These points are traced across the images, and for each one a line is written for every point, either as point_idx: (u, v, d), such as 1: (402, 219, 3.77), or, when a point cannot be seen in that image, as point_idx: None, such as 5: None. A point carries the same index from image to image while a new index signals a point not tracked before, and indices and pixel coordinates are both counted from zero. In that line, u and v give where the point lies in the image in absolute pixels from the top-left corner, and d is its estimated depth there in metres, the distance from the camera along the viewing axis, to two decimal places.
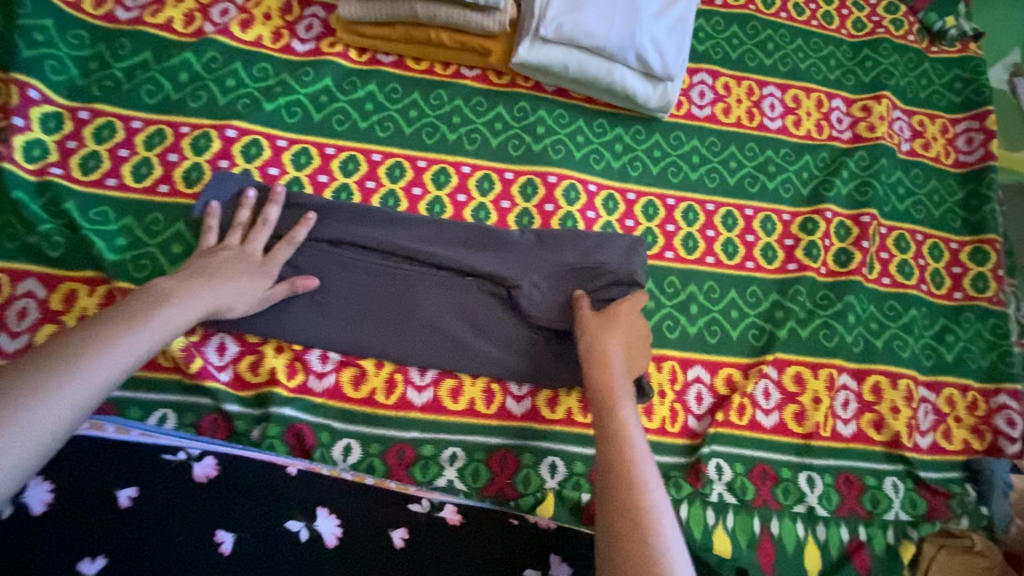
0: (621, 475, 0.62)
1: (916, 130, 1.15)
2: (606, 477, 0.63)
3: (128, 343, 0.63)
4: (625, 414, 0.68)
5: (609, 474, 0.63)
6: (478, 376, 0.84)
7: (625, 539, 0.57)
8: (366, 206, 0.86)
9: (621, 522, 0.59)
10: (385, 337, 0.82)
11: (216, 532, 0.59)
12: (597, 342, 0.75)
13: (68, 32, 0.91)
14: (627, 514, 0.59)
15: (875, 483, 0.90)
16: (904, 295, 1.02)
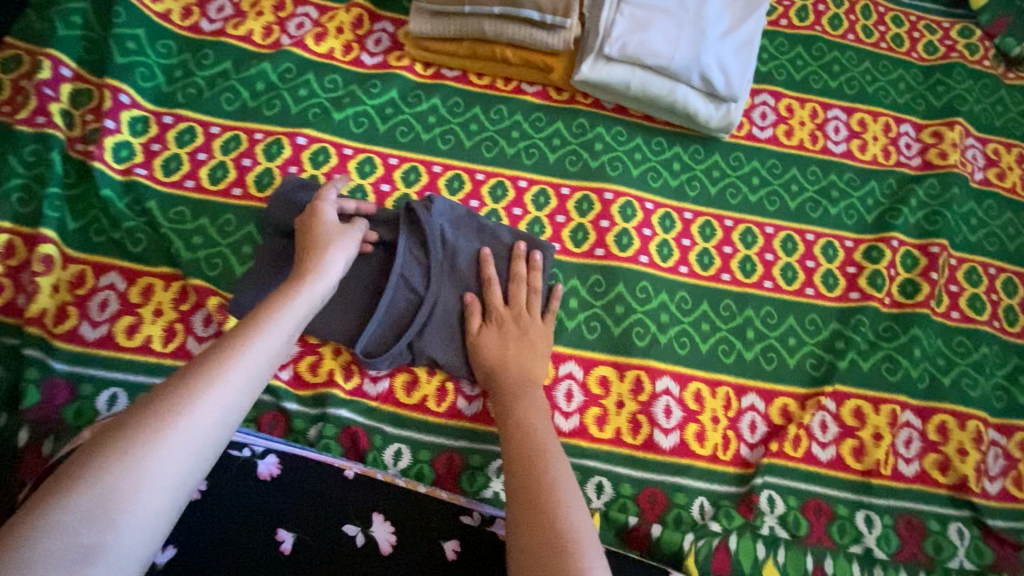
0: (522, 457, 0.65)
1: (991, 159, 1.10)
2: (517, 475, 0.63)
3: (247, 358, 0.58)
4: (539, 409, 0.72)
5: (518, 467, 0.64)
6: None
7: (530, 515, 0.59)
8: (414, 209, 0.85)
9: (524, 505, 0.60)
10: (432, 345, 0.81)
11: (277, 532, 0.61)
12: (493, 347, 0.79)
13: (157, 41, 0.96)
14: (529, 499, 0.60)
15: (938, 528, 0.85)
16: (974, 330, 0.97)
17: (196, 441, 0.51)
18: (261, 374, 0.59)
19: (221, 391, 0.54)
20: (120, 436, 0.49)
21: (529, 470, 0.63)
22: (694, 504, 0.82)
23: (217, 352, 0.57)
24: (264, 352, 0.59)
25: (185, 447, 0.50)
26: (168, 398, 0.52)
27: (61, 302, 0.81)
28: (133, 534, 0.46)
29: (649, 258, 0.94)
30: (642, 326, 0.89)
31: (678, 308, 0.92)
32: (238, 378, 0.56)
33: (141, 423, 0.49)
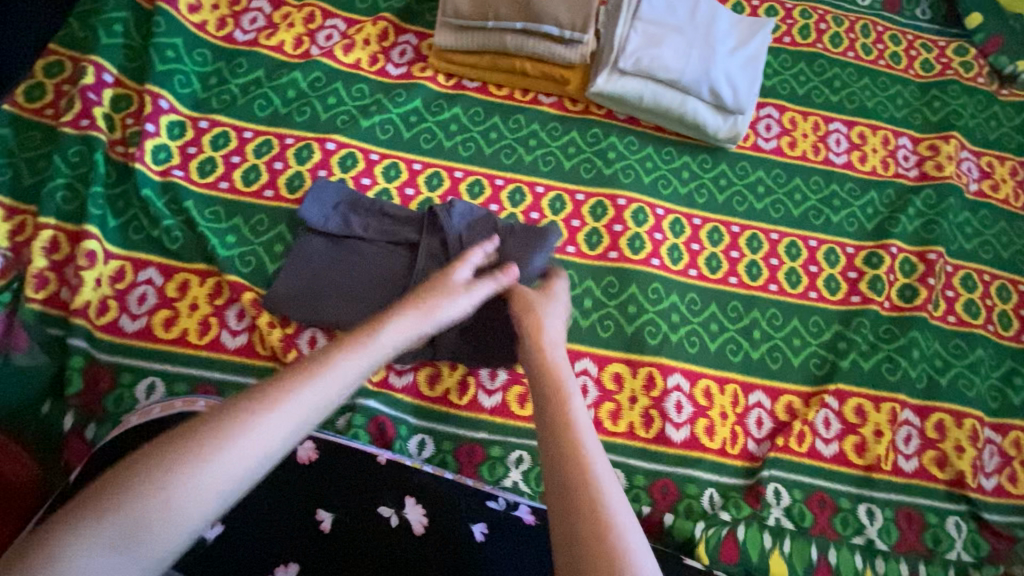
0: (573, 465, 0.56)
1: (984, 171, 1.16)
2: (569, 486, 0.55)
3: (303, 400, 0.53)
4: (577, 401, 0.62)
5: (572, 474, 0.56)
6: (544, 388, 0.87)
7: (579, 546, 0.52)
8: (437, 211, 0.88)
9: (583, 527, 0.53)
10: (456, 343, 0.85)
11: (317, 512, 0.65)
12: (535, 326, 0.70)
13: (194, 50, 1.01)
14: (590, 521, 0.53)
15: (936, 521, 0.89)
16: (970, 334, 1.01)
17: (225, 482, 0.49)
18: (328, 400, 0.55)
19: (287, 417, 0.52)
20: (181, 441, 0.49)
21: (585, 487, 0.55)
22: (704, 495, 0.85)
23: (279, 386, 0.53)
24: (325, 395, 0.55)
25: (238, 471, 0.49)
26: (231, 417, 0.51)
27: (103, 296, 0.85)
28: (171, 536, 0.47)
29: (661, 261, 0.99)
30: (654, 325, 0.94)
31: (688, 309, 0.96)
32: (308, 404, 0.54)
33: (211, 431, 0.49)
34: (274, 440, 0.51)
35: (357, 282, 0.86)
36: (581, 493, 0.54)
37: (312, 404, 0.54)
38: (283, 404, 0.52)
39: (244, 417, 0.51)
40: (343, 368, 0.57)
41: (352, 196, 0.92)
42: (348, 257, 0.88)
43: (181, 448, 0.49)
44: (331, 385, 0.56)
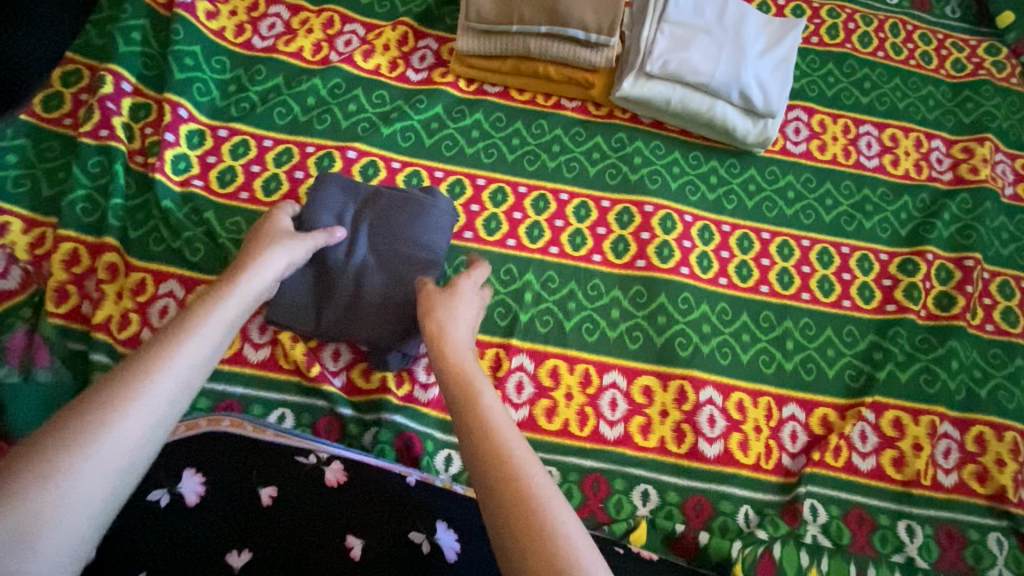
0: (483, 441, 0.57)
1: (1020, 174, 1.12)
2: (479, 464, 0.56)
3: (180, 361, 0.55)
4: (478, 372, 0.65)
5: (484, 452, 0.56)
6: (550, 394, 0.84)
7: (513, 528, 0.51)
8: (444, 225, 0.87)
9: (501, 507, 0.52)
10: None
11: (348, 538, 0.63)
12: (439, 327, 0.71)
13: (212, 58, 0.99)
14: (510, 495, 0.53)
15: (978, 538, 0.86)
16: (1009, 343, 0.98)
17: (133, 445, 0.48)
18: (202, 362, 0.57)
19: (158, 394, 0.52)
20: (45, 442, 0.45)
21: (496, 467, 0.55)
22: (739, 512, 0.83)
23: (149, 353, 0.54)
24: (196, 357, 0.57)
25: (136, 437, 0.49)
26: (92, 404, 0.48)
27: (125, 309, 0.84)
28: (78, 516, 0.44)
29: (690, 270, 0.96)
30: (684, 336, 0.91)
31: (718, 319, 0.94)
32: (178, 377, 0.54)
33: (79, 423, 0.47)
34: (161, 410, 0.51)
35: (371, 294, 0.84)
36: (491, 467, 0.55)
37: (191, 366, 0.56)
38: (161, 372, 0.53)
39: (126, 386, 0.51)
40: (201, 339, 0.58)
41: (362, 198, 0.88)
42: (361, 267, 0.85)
43: (38, 454, 0.44)
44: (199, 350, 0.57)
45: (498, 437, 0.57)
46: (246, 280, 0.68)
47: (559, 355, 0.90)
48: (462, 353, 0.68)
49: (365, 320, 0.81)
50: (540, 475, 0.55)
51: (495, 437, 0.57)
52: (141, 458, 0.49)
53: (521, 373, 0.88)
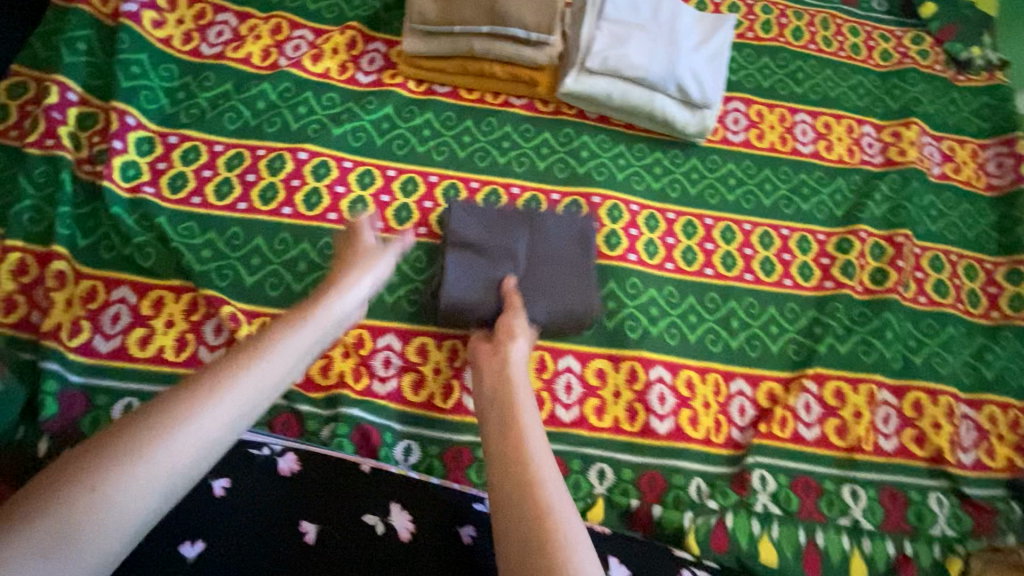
0: (514, 455, 0.63)
1: (946, 155, 1.19)
2: (502, 478, 0.61)
3: (248, 380, 0.60)
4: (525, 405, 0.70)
5: (514, 464, 0.62)
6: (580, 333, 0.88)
7: (531, 551, 0.55)
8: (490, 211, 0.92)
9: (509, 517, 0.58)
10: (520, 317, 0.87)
11: (300, 523, 0.64)
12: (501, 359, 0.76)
13: (160, 66, 1.00)
14: (528, 509, 0.58)
15: (919, 498, 0.91)
16: (941, 313, 1.04)
17: (187, 459, 0.54)
18: (268, 388, 0.62)
19: (219, 414, 0.57)
20: (125, 437, 0.53)
21: (528, 495, 0.59)
22: (692, 485, 0.86)
23: (223, 370, 0.60)
24: (262, 382, 0.61)
25: (188, 451, 0.54)
26: (163, 411, 0.55)
27: (74, 316, 0.83)
28: (120, 518, 0.50)
29: (637, 256, 1.00)
30: (633, 319, 0.95)
31: (666, 302, 0.97)
32: (240, 400, 0.58)
33: (153, 428, 0.53)
34: (219, 424, 0.56)
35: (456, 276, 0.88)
36: (517, 478, 0.61)
37: (259, 388, 0.61)
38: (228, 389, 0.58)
39: (195, 399, 0.56)
40: (273, 364, 0.63)
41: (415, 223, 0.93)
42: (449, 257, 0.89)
43: (117, 449, 0.52)
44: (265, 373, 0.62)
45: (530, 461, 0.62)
46: (327, 305, 0.72)
47: None
48: (520, 384, 0.73)
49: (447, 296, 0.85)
50: (570, 515, 0.58)
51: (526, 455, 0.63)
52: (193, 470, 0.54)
53: None
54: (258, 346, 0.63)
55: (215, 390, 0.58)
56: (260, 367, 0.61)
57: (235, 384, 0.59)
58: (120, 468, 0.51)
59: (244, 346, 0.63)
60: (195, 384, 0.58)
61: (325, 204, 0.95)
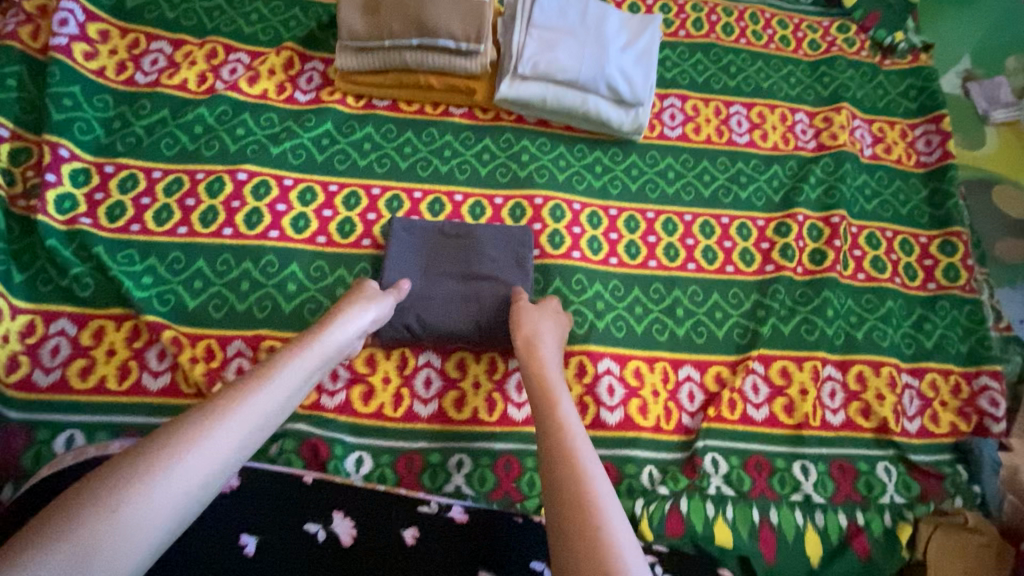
0: (558, 448, 0.64)
1: (877, 136, 1.24)
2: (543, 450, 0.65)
3: (257, 404, 0.62)
4: (567, 404, 0.71)
5: (558, 461, 0.63)
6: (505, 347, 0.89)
7: (569, 511, 0.57)
8: (432, 226, 0.96)
9: (555, 512, 0.59)
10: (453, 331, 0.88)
11: (240, 536, 0.64)
12: (532, 338, 0.81)
13: (93, 97, 1.00)
14: (572, 499, 0.58)
15: (867, 469, 0.93)
16: (879, 288, 1.07)
17: (201, 475, 0.54)
18: (272, 411, 0.63)
19: (229, 436, 0.58)
20: (136, 458, 0.52)
21: (563, 462, 0.62)
22: (644, 473, 0.88)
23: (233, 395, 0.61)
24: (269, 404, 0.63)
25: (201, 473, 0.54)
26: (174, 439, 0.55)
27: (12, 352, 0.83)
28: (134, 540, 0.48)
29: (581, 253, 1.02)
30: (580, 315, 0.96)
31: (612, 295, 0.99)
32: (249, 423, 0.60)
33: (165, 449, 0.54)
34: (231, 446, 0.57)
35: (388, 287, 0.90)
36: (562, 472, 0.61)
37: (265, 413, 0.62)
38: (240, 411, 0.60)
39: (204, 423, 0.57)
40: (278, 387, 0.65)
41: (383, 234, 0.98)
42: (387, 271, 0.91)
43: (128, 468, 0.51)
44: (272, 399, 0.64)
45: (573, 456, 0.63)
46: (328, 337, 0.73)
47: (465, 347, 0.92)
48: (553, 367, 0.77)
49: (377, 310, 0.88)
50: (605, 487, 0.61)
51: (569, 449, 0.64)
52: (207, 488, 0.54)
53: (429, 369, 0.90)
54: (262, 372, 0.65)
55: (225, 410, 0.59)
56: (267, 392, 0.63)
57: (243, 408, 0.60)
58: (132, 491, 0.50)
59: (245, 378, 0.64)
60: (202, 413, 0.58)
61: (267, 223, 0.96)
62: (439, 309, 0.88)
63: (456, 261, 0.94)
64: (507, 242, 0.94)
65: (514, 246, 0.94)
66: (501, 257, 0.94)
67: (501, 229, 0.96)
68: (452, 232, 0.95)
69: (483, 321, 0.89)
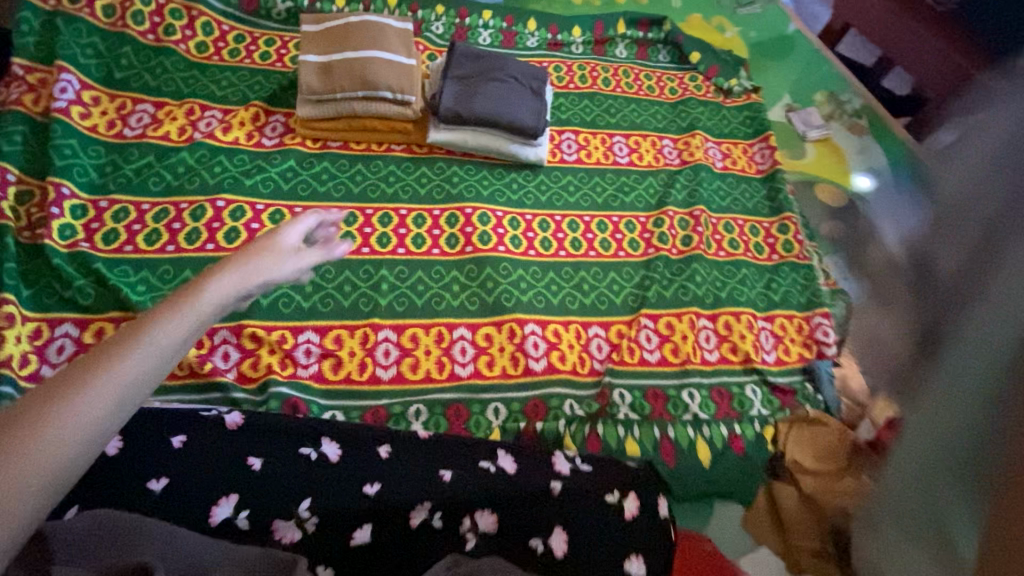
0: None
1: (725, 153, 1.61)
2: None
3: (137, 359, 0.54)
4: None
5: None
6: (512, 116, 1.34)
7: None
8: (460, 70, 1.37)
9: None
10: (475, 101, 1.33)
11: (248, 459, 0.80)
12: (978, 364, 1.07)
13: (89, 148, 1.21)
14: None
15: (739, 391, 1.19)
16: (737, 260, 1.39)
17: (121, 396, 0.53)
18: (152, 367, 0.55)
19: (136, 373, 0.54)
20: (61, 384, 0.51)
21: None
22: (565, 405, 1.10)
23: (127, 334, 0.56)
24: (157, 351, 0.56)
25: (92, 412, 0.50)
26: (93, 368, 0.52)
27: (23, 350, 0.97)
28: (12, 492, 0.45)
29: (505, 247, 1.28)
30: (508, 292, 1.20)
31: (532, 277, 1.25)
32: (123, 382, 0.53)
33: (75, 376, 0.52)
34: (113, 394, 0.52)
35: (491, 105, 1.33)
36: None
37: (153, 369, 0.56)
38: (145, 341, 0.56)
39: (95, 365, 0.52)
40: (183, 326, 0.60)
41: (455, 76, 1.36)
42: (465, 97, 1.33)
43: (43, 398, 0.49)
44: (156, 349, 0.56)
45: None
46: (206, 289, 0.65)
47: (416, 324, 1.14)
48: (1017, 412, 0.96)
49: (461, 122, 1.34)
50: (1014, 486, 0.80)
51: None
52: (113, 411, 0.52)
53: (387, 343, 1.10)
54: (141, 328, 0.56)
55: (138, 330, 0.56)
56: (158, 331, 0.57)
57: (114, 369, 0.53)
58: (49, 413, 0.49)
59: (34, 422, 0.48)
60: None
61: (243, 238, 1.17)
62: (468, 109, 1.32)
63: (467, 56, 1.40)
64: (507, 92, 1.36)
65: (511, 98, 1.35)
66: (504, 93, 1.35)
67: (519, 90, 1.38)
68: (470, 77, 1.37)
69: (526, 114, 1.35)
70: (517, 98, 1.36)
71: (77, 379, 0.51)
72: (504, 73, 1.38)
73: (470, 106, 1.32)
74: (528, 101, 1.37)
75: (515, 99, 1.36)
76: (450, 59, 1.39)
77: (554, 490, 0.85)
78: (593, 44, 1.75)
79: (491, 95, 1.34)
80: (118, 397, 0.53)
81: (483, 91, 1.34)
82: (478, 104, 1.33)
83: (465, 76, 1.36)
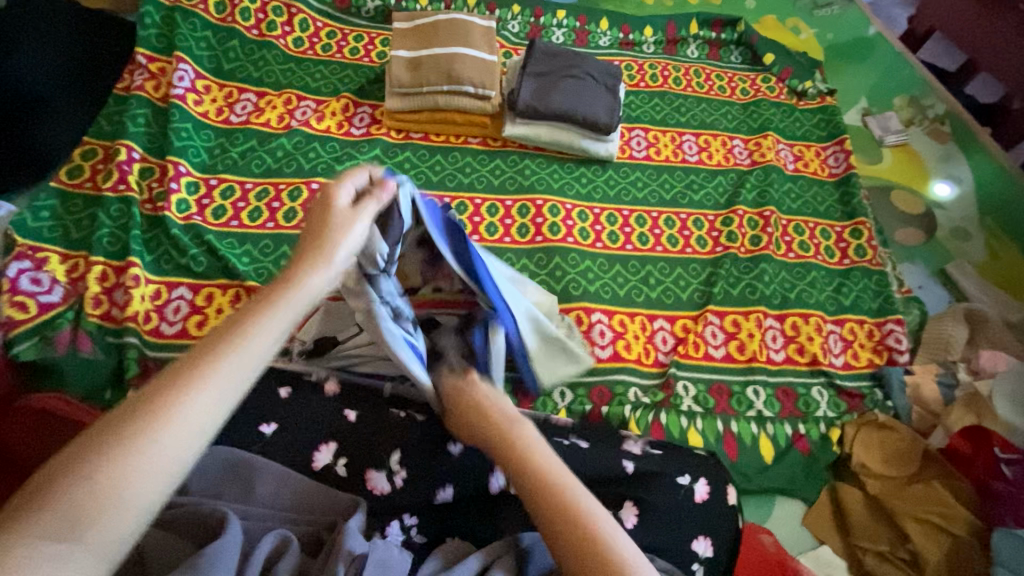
0: None
1: (797, 156, 1.58)
2: None
3: (211, 387, 0.54)
4: None
5: (541, 510, 0.65)
6: (586, 112, 1.38)
7: None
8: (537, 66, 1.42)
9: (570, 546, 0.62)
10: (551, 97, 1.37)
11: (344, 413, 0.88)
12: None
13: (201, 132, 1.33)
14: None
15: (805, 392, 1.19)
16: (806, 262, 1.38)
17: (199, 423, 0.53)
18: (235, 389, 0.56)
19: (206, 400, 0.54)
20: (128, 419, 0.51)
21: None
22: (630, 392, 1.14)
23: (199, 358, 0.56)
24: (234, 376, 0.56)
25: (174, 448, 0.51)
26: (160, 398, 0.52)
27: (147, 308, 1.10)
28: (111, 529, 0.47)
29: (574, 239, 1.32)
30: (575, 282, 1.25)
31: (600, 269, 1.29)
32: (204, 409, 0.53)
33: (141, 413, 0.51)
34: (199, 419, 0.53)
35: (566, 102, 1.37)
36: None
37: (226, 398, 0.55)
38: (222, 366, 0.56)
39: (174, 394, 0.53)
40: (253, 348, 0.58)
41: (533, 72, 1.41)
42: (542, 93, 1.38)
43: (117, 431, 0.50)
44: (230, 381, 0.56)
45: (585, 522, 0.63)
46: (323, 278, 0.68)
47: None
48: None
49: (536, 117, 1.39)
50: None
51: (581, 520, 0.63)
52: (196, 439, 0.53)
53: None
54: (221, 350, 0.57)
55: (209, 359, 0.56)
56: (236, 354, 0.57)
57: (184, 404, 0.53)
58: (106, 462, 0.48)
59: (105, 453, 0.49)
60: (36, 495, 0.46)
61: None
62: (545, 104, 1.37)
63: (544, 53, 1.44)
64: (582, 89, 1.40)
65: (585, 95, 1.39)
66: (578, 90, 1.40)
67: (593, 86, 1.41)
68: (547, 74, 1.41)
69: (600, 111, 1.39)
70: (592, 96, 1.40)
71: (139, 413, 0.51)
72: (578, 72, 1.42)
73: (546, 102, 1.37)
74: (603, 98, 1.40)
75: (589, 96, 1.40)
76: (529, 56, 1.43)
77: (625, 471, 0.87)
78: (665, 43, 1.74)
79: (566, 91, 1.39)
80: (207, 418, 0.53)
81: (559, 89, 1.39)
82: (553, 101, 1.37)
83: (542, 71, 1.41)
